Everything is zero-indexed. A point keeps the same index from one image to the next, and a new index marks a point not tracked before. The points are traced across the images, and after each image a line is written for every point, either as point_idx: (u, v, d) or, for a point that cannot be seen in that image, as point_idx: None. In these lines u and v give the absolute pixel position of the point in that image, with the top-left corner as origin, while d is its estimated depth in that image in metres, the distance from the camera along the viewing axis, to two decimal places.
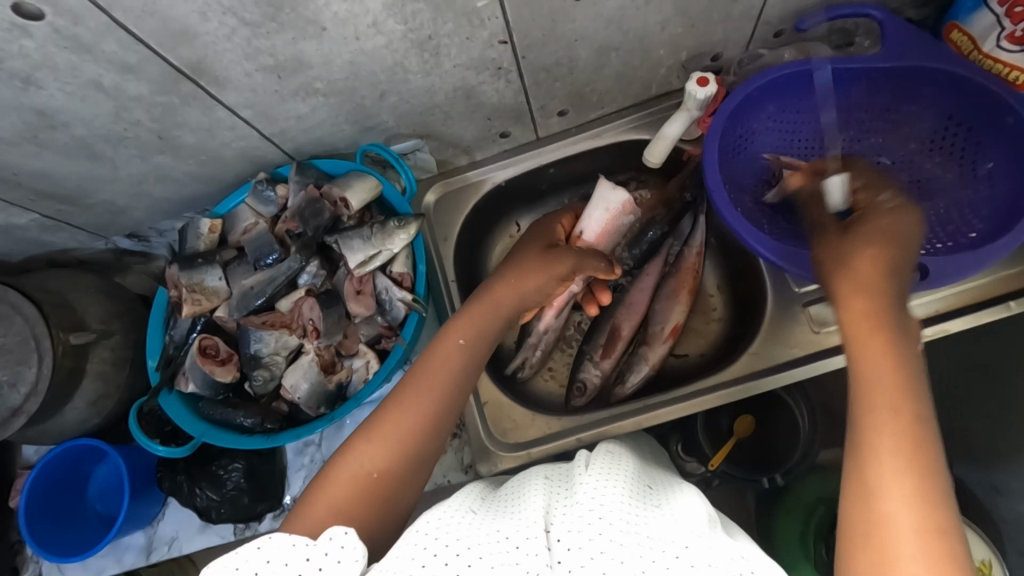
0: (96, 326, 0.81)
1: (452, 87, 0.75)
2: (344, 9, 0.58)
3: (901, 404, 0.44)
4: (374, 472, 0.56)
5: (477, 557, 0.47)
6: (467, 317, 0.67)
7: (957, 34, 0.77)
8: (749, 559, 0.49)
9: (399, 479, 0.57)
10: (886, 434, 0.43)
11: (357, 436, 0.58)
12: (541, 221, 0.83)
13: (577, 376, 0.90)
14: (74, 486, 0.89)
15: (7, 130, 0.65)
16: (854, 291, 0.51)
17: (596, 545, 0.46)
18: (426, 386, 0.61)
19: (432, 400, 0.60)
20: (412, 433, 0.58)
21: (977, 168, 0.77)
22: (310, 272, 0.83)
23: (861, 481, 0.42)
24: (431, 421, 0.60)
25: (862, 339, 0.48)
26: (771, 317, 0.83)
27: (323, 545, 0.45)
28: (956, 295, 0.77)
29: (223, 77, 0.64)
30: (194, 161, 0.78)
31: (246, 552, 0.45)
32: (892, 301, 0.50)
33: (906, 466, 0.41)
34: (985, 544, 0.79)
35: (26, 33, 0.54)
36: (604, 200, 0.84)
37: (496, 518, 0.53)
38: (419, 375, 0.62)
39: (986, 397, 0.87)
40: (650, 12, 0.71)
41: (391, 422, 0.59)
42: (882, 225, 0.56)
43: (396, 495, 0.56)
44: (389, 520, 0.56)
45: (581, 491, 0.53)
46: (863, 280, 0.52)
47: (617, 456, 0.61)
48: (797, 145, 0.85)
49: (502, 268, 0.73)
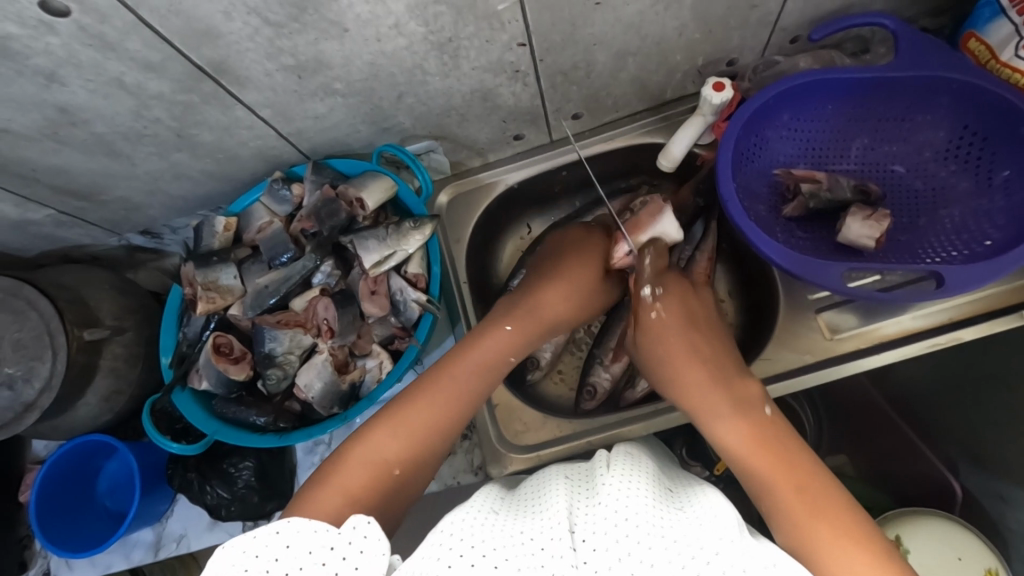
0: (110, 322, 0.81)
1: (470, 89, 0.75)
2: (367, 11, 0.58)
3: (770, 447, 0.59)
4: (394, 467, 0.58)
5: (502, 557, 0.48)
6: (514, 330, 0.70)
7: (975, 43, 0.76)
8: (779, 566, 0.48)
9: (416, 474, 0.60)
10: (776, 475, 0.57)
11: (379, 426, 0.60)
12: (591, 233, 0.82)
13: (587, 380, 0.90)
14: (84, 482, 0.89)
15: (27, 126, 0.66)
16: (676, 376, 0.68)
17: (623, 547, 0.47)
18: (459, 388, 0.64)
19: (465, 403, 0.64)
20: (435, 429, 0.62)
21: (993, 176, 0.77)
22: (324, 271, 0.83)
23: (769, 495, 0.57)
24: (454, 425, 0.63)
25: (714, 412, 0.64)
26: (782, 323, 0.82)
27: (348, 534, 0.45)
28: (966, 304, 0.77)
29: (244, 77, 0.64)
30: (211, 159, 0.78)
31: (263, 537, 0.45)
32: (721, 361, 0.68)
33: (798, 490, 0.56)
34: (989, 552, 0.80)
35: (52, 31, 0.54)
36: (663, 233, 0.78)
37: (519, 519, 0.54)
38: (442, 374, 0.65)
39: (989, 407, 0.87)
40: (669, 18, 0.71)
41: (414, 421, 0.61)
42: (674, 306, 0.73)
43: (408, 488, 0.59)
44: (396, 509, 0.58)
45: (605, 492, 0.54)
46: (679, 362, 0.69)
47: (637, 458, 0.62)
48: (813, 154, 0.85)
49: (537, 275, 0.78)
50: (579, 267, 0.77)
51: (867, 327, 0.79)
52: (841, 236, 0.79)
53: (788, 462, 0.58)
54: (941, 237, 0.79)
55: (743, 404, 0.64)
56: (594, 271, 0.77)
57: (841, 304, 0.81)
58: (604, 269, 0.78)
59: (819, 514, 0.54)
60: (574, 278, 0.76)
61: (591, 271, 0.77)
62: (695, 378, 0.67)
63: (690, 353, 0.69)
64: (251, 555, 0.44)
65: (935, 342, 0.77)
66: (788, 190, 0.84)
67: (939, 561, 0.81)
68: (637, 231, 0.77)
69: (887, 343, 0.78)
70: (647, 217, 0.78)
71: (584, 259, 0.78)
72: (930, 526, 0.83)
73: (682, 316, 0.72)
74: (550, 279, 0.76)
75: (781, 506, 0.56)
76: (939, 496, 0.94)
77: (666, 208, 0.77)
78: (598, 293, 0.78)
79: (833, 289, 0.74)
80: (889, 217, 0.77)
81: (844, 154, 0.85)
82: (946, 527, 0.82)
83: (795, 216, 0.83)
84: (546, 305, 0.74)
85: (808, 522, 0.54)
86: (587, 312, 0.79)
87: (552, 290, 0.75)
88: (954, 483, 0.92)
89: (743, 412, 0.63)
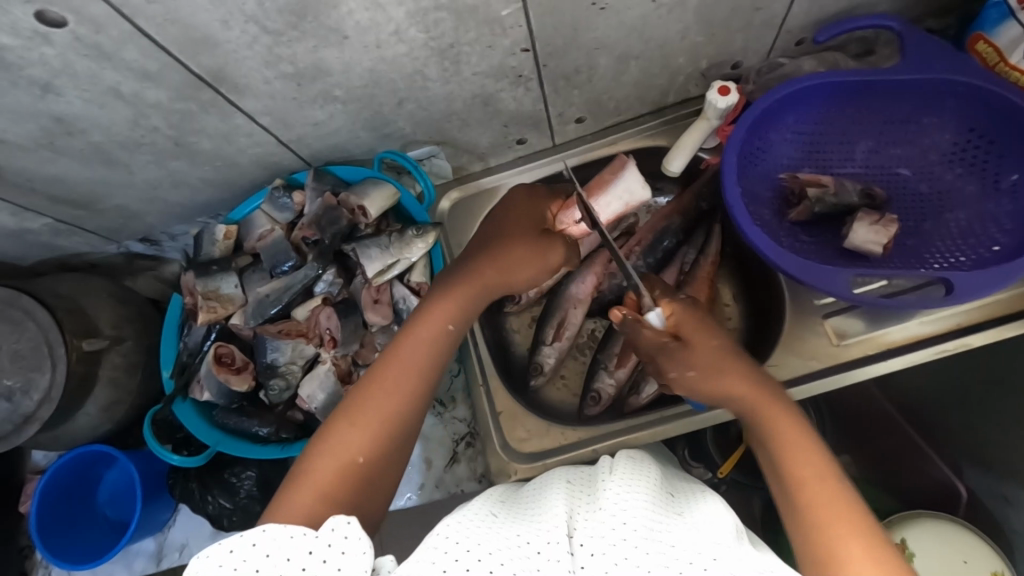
0: (108, 332, 0.81)
1: (471, 94, 0.74)
2: (368, 17, 0.57)
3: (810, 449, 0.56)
4: (359, 456, 0.55)
5: (499, 561, 0.48)
6: (457, 296, 0.68)
7: (983, 45, 0.75)
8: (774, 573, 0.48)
9: (384, 463, 0.57)
10: (812, 480, 0.54)
11: (338, 421, 0.57)
12: (537, 192, 0.81)
13: (591, 386, 0.89)
14: (85, 492, 0.89)
15: (22, 137, 0.65)
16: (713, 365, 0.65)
17: (619, 551, 0.47)
18: (414, 363, 0.62)
19: (417, 378, 0.61)
20: (394, 417, 0.59)
21: (1000, 180, 0.77)
22: (326, 280, 0.82)
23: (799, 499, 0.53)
24: (414, 406, 0.60)
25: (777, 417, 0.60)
26: (789, 329, 0.82)
27: (326, 536, 0.44)
28: (977, 308, 0.77)
29: (243, 85, 0.63)
30: (210, 167, 0.77)
31: (240, 549, 0.44)
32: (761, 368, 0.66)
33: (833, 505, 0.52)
34: (995, 555, 0.79)
35: (47, 41, 0.53)
36: (626, 190, 0.81)
37: (516, 522, 0.54)
38: (393, 358, 0.62)
39: (994, 407, 0.87)
40: (672, 21, 0.70)
41: (372, 410, 0.58)
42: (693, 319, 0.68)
43: (379, 475, 0.57)
44: (371, 503, 0.56)
45: (605, 497, 0.54)
46: (704, 360, 0.65)
47: (640, 462, 0.62)
48: (817, 157, 0.84)
49: (485, 242, 0.74)
50: (518, 225, 0.75)
51: (875, 331, 0.79)
52: (847, 241, 0.78)
53: (824, 466, 0.55)
54: (946, 241, 0.78)
55: (783, 403, 0.61)
56: (529, 226, 0.75)
57: (848, 309, 0.81)
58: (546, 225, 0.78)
59: (853, 538, 0.49)
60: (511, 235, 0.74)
61: (528, 228, 0.75)
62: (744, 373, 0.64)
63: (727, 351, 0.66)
64: (228, 567, 0.44)
65: (943, 348, 0.77)
66: (793, 194, 0.83)
67: (944, 564, 0.80)
68: (603, 188, 0.81)
69: (894, 349, 0.78)
70: (609, 175, 0.81)
71: (523, 225, 0.75)
72: (934, 529, 0.82)
73: (687, 318, 0.67)
74: (494, 242, 0.73)
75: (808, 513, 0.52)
76: (943, 497, 0.94)
77: (628, 161, 0.81)
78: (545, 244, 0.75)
79: (838, 295, 0.73)
80: (896, 223, 0.76)
81: (849, 157, 0.84)
82: (949, 529, 0.82)
83: (798, 221, 0.82)
84: (489, 275, 0.70)
85: (837, 538, 0.50)
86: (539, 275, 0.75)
87: (497, 258, 0.71)
88: (959, 486, 0.92)
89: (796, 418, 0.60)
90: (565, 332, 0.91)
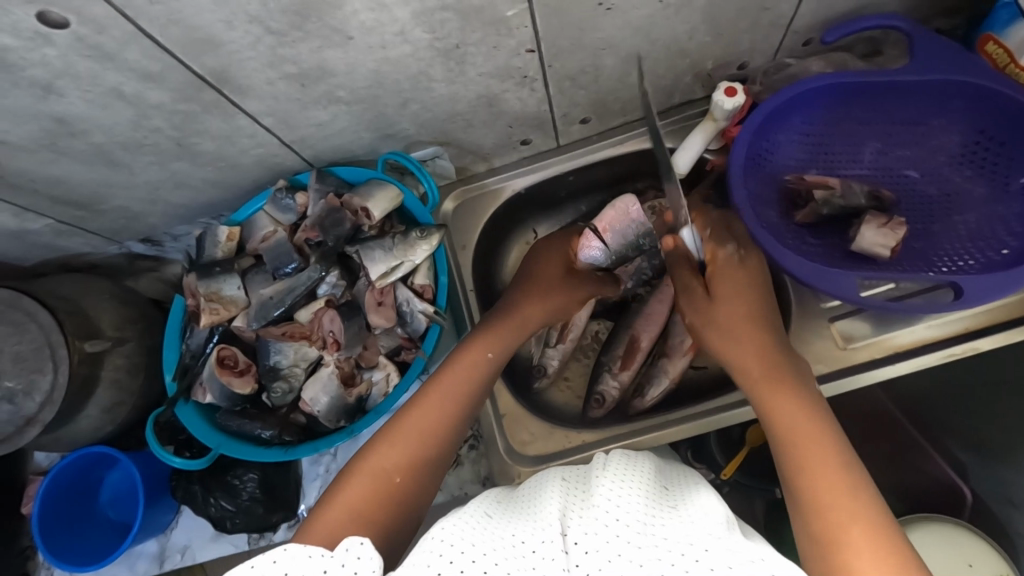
0: (111, 333, 0.80)
1: (475, 95, 0.73)
2: (372, 18, 0.57)
3: (804, 421, 0.55)
4: (395, 475, 0.57)
5: (493, 561, 0.47)
6: (497, 332, 0.72)
7: (993, 46, 0.75)
8: (768, 561, 0.47)
9: (417, 484, 0.58)
10: (796, 430, 0.55)
11: (376, 438, 0.59)
12: (551, 238, 0.85)
13: (595, 388, 0.88)
14: (86, 493, 0.88)
15: (24, 138, 0.64)
16: (728, 311, 0.66)
17: (613, 548, 0.47)
18: (455, 391, 0.65)
19: (454, 405, 0.63)
20: (432, 439, 0.60)
21: (1010, 183, 0.76)
22: (330, 282, 0.82)
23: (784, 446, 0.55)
24: (451, 429, 0.62)
25: (771, 379, 0.60)
26: (795, 332, 0.81)
27: (340, 556, 0.45)
28: (985, 313, 0.76)
29: (245, 85, 0.63)
30: (213, 167, 0.76)
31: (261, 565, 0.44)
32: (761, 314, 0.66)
33: (813, 448, 0.53)
34: (999, 557, 0.79)
35: (48, 42, 0.52)
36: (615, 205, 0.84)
37: (512, 522, 0.53)
38: (438, 386, 0.64)
39: (1001, 410, 0.86)
40: (679, 22, 0.69)
41: (409, 430, 0.60)
42: (727, 274, 0.68)
43: (414, 500, 0.57)
44: (404, 522, 0.56)
45: (598, 494, 0.53)
46: (732, 317, 0.65)
47: (635, 458, 0.61)
48: (824, 157, 0.83)
49: (521, 283, 0.80)
50: (545, 268, 0.81)
51: (881, 335, 0.78)
52: (855, 244, 0.77)
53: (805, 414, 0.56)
54: (955, 244, 0.77)
55: (774, 353, 0.63)
56: (559, 267, 0.82)
57: (854, 312, 0.80)
58: (567, 267, 0.82)
59: (834, 480, 0.51)
60: (540, 277, 0.80)
61: (555, 269, 0.81)
62: (743, 322, 0.65)
63: (740, 304, 0.66)
64: None
65: (952, 352, 0.76)
66: (800, 196, 0.82)
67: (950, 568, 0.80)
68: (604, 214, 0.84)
69: (902, 353, 0.77)
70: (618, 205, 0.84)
71: (550, 260, 0.82)
72: (939, 533, 0.82)
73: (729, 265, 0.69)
74: (526, 280, 0.80)
75: (792, 457, 0.54)
76: (948, 500, 0.93)
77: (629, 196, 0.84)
78: (569, 289, 0.80)
79: (846, 298, 0.72)
80: (904, 226, 0.75)
81: (856, 159, 0.83)
82: (955, 532, 0.81)
83: (805, 223, 0.82)
84: (526, 310, 0.76)
85: (821, 483, 0.51)
86: (568, 308, 0.81)
87: (532, 291, 0.78)
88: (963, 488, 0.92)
89: (789, 382, 0.59)
90: (569, 334, 0.89)
